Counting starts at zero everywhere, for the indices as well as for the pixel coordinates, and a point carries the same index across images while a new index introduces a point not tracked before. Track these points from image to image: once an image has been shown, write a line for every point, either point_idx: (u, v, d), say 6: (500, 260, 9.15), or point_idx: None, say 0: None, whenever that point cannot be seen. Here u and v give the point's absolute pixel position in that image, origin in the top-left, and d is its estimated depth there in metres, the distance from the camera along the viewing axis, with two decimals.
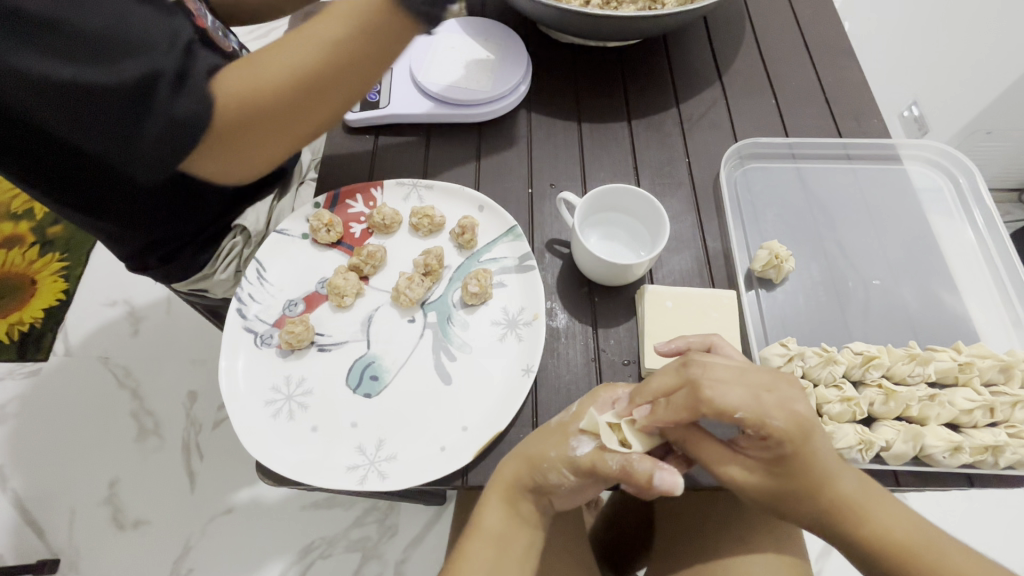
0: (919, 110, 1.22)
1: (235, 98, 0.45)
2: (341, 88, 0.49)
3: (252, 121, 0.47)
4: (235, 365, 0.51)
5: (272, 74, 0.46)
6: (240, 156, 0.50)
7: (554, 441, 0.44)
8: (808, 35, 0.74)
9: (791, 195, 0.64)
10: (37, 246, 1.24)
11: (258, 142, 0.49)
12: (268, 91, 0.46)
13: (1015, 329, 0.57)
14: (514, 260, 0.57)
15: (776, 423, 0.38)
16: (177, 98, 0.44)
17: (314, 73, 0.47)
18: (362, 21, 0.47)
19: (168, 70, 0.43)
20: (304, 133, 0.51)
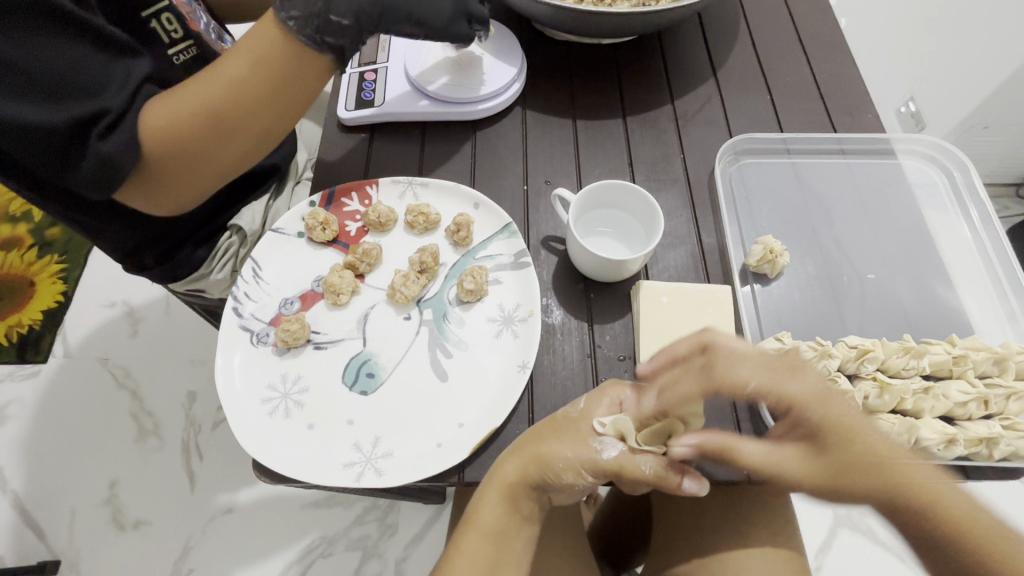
0: (916, 106, 1.20)
1: (156, 137, 0.48)
2: (253, 122, 0.50)
3: (168, 159, 0.49)
4: (231, 363, 0.51)
5: (181, 114, 0.48)
6: (165, 190, 0.52)
7: (568, 442, 0.44)
8: (802, 30, 0.74)
9: (786, 190, 0.64)
10: (35, 249, 1.24)
11: (178, 176, 0.51)
12: (178, 131, 0.48)
13: (1010, 323, 0.57)
14: (509, 257, 0.57)
15: (794, 388, 0.40)
16: (114, 134, 0.46)
17: (222, 111, 0.48)
18: (267, 57, 0.48)
19: (111, 110, 0.46)
20: (228, 164, 0.53)
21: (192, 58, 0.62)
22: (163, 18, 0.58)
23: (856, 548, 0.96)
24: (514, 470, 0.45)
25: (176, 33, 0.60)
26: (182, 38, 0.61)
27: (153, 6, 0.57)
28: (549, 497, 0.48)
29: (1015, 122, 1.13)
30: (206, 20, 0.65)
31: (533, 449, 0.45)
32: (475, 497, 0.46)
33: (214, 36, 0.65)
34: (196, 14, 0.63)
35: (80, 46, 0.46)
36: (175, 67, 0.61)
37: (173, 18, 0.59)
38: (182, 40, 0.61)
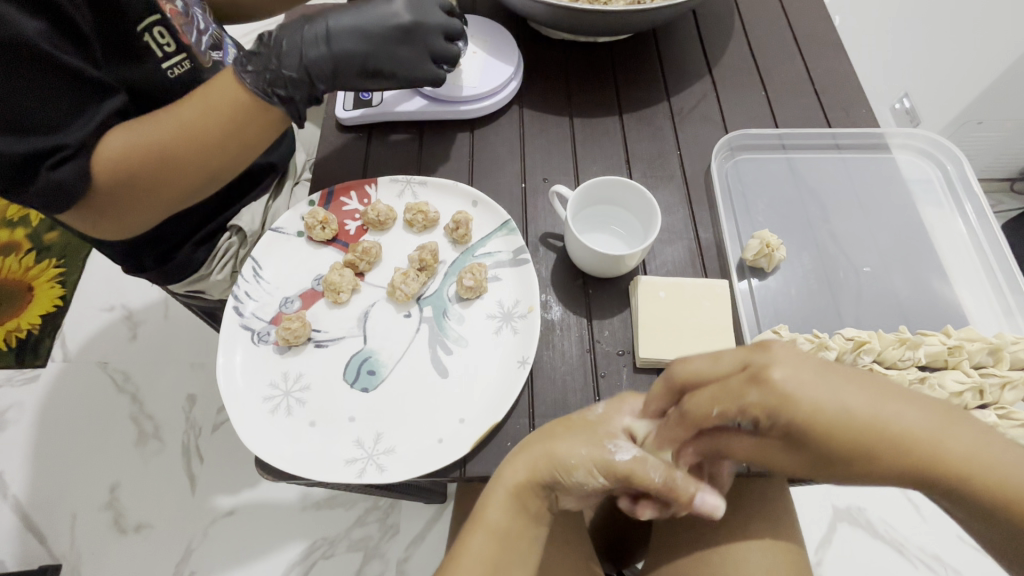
0: (910, 103, 1.23)
1: (106, 163, 0.49)
2: (204, 163, 0.53)
3: (116, 190, 0.50)
4: (232, 361, 0.51)
5: (136, 149, 0.50)
6: (110, 218, 0.53)
7: (587, 440, 0.43)
8: (796, 27, 0.74)
9: (782, 186, 0.65)
10: (33, 253, 1.24)
11: (124, 207, 0.52)
12: (130, 164, 0.50)
13: (1005, 316, 0.58)
14: (508, 254, 0.57)
15: (751, 399, 0.36)
16: (66, 167, 0.47)
17: (175, 151, 0.51)
18: (225, 106, 0.52)
19: (69, 146, 0.47)
20: (175, 200, 0.55)
21: (186, 72, 0.62)
22: (156, 31, 0.58)
23: (856, 543, 0.96)
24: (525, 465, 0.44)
25: (169, 46, 0.60)
26: (176, 52, 0.61)
27: (145, 19, 0.57)
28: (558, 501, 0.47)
29: (1011, 118, 1.12)
30: (204, 26, 0.64)
31: (547, 445, 0.44)
32: (483, 495, 0.46)
33: (207, 46, 0.64)
34: (193, 22, 0.62)
35: (47, 81, 0.48)
36: (171, 80, 0.61)
37: (165, 31, 0.59)
38: (176, 53, 0.61)
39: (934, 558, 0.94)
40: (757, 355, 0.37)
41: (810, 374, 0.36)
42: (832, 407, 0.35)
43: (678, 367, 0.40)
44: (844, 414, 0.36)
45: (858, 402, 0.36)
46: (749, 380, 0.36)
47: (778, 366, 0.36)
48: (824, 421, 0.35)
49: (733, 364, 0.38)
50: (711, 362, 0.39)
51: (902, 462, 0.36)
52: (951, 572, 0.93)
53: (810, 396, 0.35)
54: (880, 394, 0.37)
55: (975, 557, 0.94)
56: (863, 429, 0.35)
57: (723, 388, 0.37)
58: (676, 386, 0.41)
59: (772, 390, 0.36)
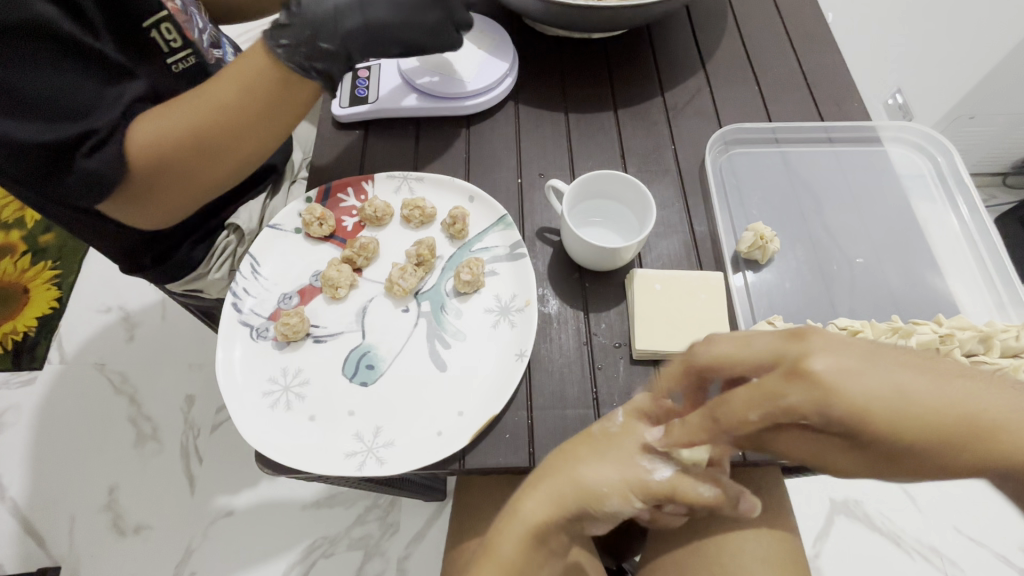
0: (903, 98, 1.21)
1: (142, 152, 0.49)
2: (241, 141, 0.54)
3: (154, 174, 0.51)
4: (232, 356, 0.52)
5: (173, 132, 0.50)
6: (152, 204, 0.54)
7: (617, 463, 0.41)
8: (788, 22, 0.75)
9: (776, 179, 0.66)
10: (29, 255, 1.23)
11: (166, 192, 0.54)
12: (168, 148, 0.50)
13: (997, 308, 0.58)
14: (505, 249, 0.57)
15: (793, 399, 0.30)
16: (95, 153, 0.48)
17: (213, 132, 0.51)
18: (254, 82, 0.51)
19: (99, 129, 0.48)
20: (213, 181, 0.56)
21: (192, 67, 0.63)
22: (163, 27, 0.58)
23: (853, 535, 0.97)
24: (550, 498, 0.42)
25: (175, 42, 0.60)
26: (181, 47, 0.61)
27: (154, 16, 0.57)
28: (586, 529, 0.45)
29: (1001, 112, 1.15)
30: (203, 24, 0.66)
31: (570, 473, 0.42)
32: (498, 526, 0.44)
33: (208, 43, 0.66)
34: (192, 20, 0.63)
35: (72, 68, 0.48)
36: (176, 76, 0.61)
37: (172, 28, 0.59)
38: (181, 49, 0.61)
39: (929, 548, 0.95)
40: (793, 345, 0.32)
41: (854, 360, 0.31)
42: (883, 392, 0.30)
43: (701, 352, 0.37)
44: (898, 397, 0.30)
45: (912, 384, 0.31)
46: (787, 376, 0.31)
47: (818, 356, 0.30)
48: (877, 415, 0.30)
49: (764, 356, 0.33)
50: (739, 349, 0.35)
51: (953, 442, 0.31)
52: (947, 563, 0.94)
53: (867, 384, 0.30)
54: (926, 372, 0.32)
55: (970, 546, 0.95)
56: (914, 416, 0.30)
57: (756, 387, 0.31)
58: (698, 372, 0.37)
59: (816, 385, 0.30)
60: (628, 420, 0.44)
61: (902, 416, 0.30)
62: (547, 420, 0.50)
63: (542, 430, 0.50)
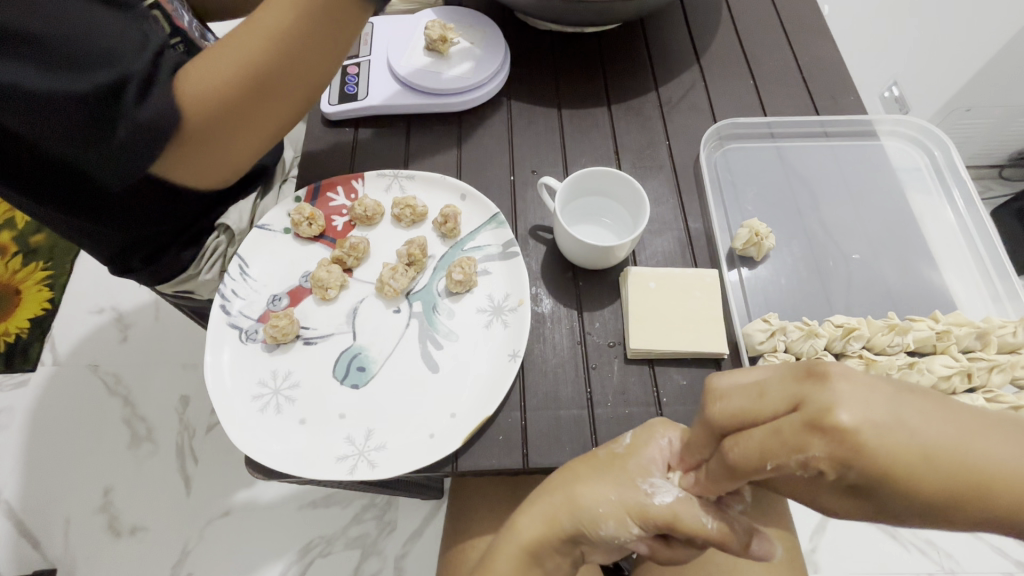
0: (899, 91, 1.22)
1: (203, 97, 0.49)
2: (299, 68, 0.52)
3: (220, 118, 0.51)
4: (221, 359, 0.51)
5: (235, 66, 0.49)
6: (214, 155, 0.54)
7: (612, 483, 0.40)
8: (783, 15, 0.74)
9: (771, 173, 0.65)
10: (19, 256, 1.22)
11: (225, 143, 0.53)
12: (228, 85, 0.49)
13: (993, 302, 0.58)
14: (497, 247, 0.57)
15: (818, 452, 0.25)
16: (143, 101, 0.47)
17: (273, 59, 0.50)
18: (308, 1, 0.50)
19: (139, 74, 0.47)
20: (275, 123, 0.55)
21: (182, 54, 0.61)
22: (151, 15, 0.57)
23: (851, 529, 0.97)
24: (543, 514, 0.42)
25: None
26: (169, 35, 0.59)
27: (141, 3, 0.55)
28: (584, 556, 0.44)
29: (1000, 104, 1.14)
30: (190, 17, 0.64)
31: (565, 492, 0.41)
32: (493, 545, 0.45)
33: (198, 34, 0.64)
34: (180, 10, 0.62)
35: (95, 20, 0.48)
36: None
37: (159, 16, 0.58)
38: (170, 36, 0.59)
39: (927, 541, 0.96)
40: (811, 389, 0.25)
41: (886, 411, 0.24)
42: (911, 451, 0.24)
43: (715, 409, 0.30)
44: (926, 460, 0.24)
45: (942, 438, 0.25)
46: (808, 427, 0.25)
47: (846, 406, 0.24)
48: (905, 475, 0.24)
49: (779, 404, 0.26)
50: (754, 400, 0.28)
51: (973, 508, 0.25)
52: (944, 555, 0.95)
53: (890, 445, 0.24)
54: (962, 423, 0.25)
55: (966, 539, 0.96)
56: (940, 478, 0.24)
57: (775, 434, 0.26)
58: (714, 432, 0.30)
59: (842, 441, 0.24)
60: (637, 444, 0.42)
61: (934, 475, 0.24)
62: (541, 421, 0.49)
63: (535, 431, 0.49)
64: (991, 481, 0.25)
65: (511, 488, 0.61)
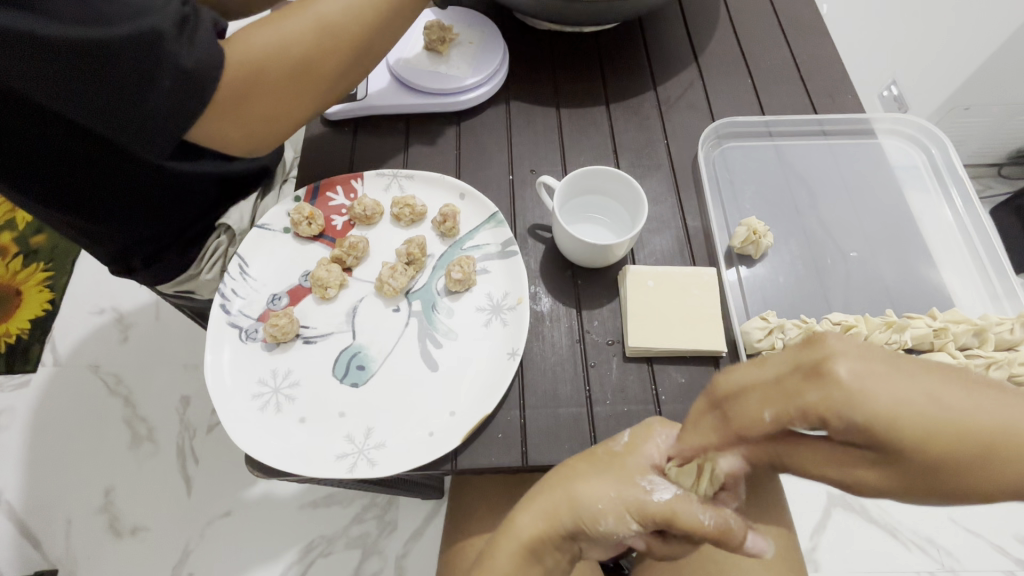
0: (897, 90, 1.21)
1: (264, 43, 0.49)
2: (364, 34, 0.54)
3: (277, 66, 0.50)
4: (220, 358, 0.51)
5: (307, 27, 0.51)
6: (269, 115, 0.52)
7: (612, 479, 0.40)
8: (781, 14, 0.74)
9: (770, 172, 0.65)
10: (20, 257, 1.22)
11: (280, 102, 0.52)
12: (298, 41, 0.50)
13: (991, 300, 0.58)
14: (496, 246, 0.57)
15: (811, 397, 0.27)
16: (181, 48, 0.45)
17: (343, 24, 0.52)
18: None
19: (167, 21, 0.44)
20: (330, 87, 0.55)
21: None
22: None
23: (851, 527, 0.97)
24: (544, 512, 0.41)
25: None
26: None
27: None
28: (581, 552, 0.44)
29: (998, 102, 1.14)
30: None
31: (567, 490, 0.41)
32: (493, 542, 0.43)
33: None
34: None
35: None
36: None
37: None
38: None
39: (927, 539, 0.96)
40: (810, 352, 0.28)
41: (884, 368, 0.27)
42: (897, 407, 0.26)
43: (722, 377, 0.33)
44: (922, 416, 0.26)
45: (936, 400, 0.26)
46: (805, 376, 0.28)
47: (841, 360, 0.27)
48: (900, 426, 0.26)
49: (781, 368, 0.29)
50: (758, 367, 0.31)
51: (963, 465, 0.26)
52: (944, 553, 0.95)
53: (886, 401, 0.26)
54: (958, 390, 0.27)
55: (965, 536, 0.96)
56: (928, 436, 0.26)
57: (774, 385, 0.29)
58: (719, 401, 0.33)
59: (835, 389, 0.26)
60: (634, 443, 0.43)
61: (921, 431, 0.26)
62: (539, 420, 0.50)
63: (533, 430, 0.49)
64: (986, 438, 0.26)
65: (511, 487, 0.61)
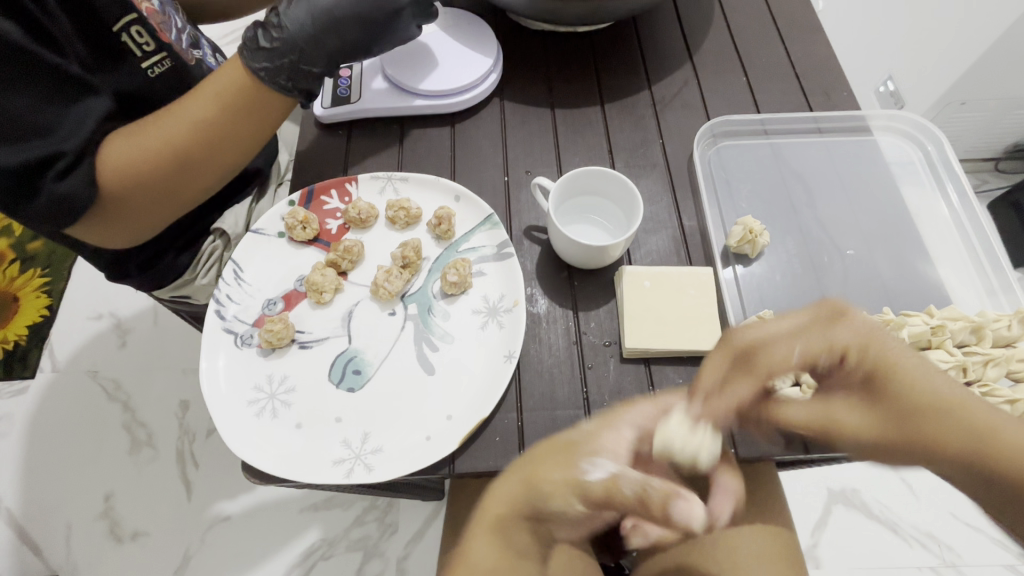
0: (894, 85, 1.22)
1: (117, 166, 0.48)
2: (223, 155, 0.53)
3: (133, 190, 0.50)
4: (215, 365, 0.51)
5: (151, 154, 0.49)
6: (127, 227, 0.53)
7: (559, 462, 0.39)
8: (776, 12, 0.74)
9: (766, 169, 0.65)
10: (17, 263, 1.22)
11: (139, 211, 0.52)
12: (144, 165, 0.49)
13: (988, 295, 0.58)
14: (492, 248, 0.57)
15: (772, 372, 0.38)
16: (62, 180, 0.46)
17: (196, 146, 0.51)
18: (228, 93, 0.51)
19: (66, 154, 0.46)
20: (192, 197, 0.55)
21: (167, 72, 0.60)
22: (133, 30, 0.55)
23: (853, 523, 0.97)
24: (502, 496, 0.40)
25: (148, 46, 0.57)
26: (155, 50, 0.58)
27: (121, 19, 0.54)
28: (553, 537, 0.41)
29: (994, 97, 1.14)
30: (180, 24, 0.62)
31: (516, 468, 0.40)
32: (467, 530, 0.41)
33: (186, 43, 0.62)
34: (170, 21, 0.60)
35: (28, 92, 0.45)
36: (152, 80, 0.58)
37: (144, 30, 0.56)
38: (155, 51, 0.58)
39: (928, 534, 0.96)
40: (733, 341, 0.39)
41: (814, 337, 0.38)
42: (883, 364, 0.36)
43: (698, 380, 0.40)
44: (914, 381, 0.35)
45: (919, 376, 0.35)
46: (744, 359, 0.38)
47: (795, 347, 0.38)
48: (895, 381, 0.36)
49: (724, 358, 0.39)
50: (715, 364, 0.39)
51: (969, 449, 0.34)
52: (946, 549, 0.95)
53: (893, 361, 0.36)
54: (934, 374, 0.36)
55: (966, 532, 0.96)
56: (943, 409, 0.34)
57: (749, 373, 0.38)
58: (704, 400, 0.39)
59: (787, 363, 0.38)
60: (612, 423, 0.42)
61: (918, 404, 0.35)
62: (537, 422, 0.49)
63: (531, 432, 0.49)
64: (991, 434, 0.34)
65: None
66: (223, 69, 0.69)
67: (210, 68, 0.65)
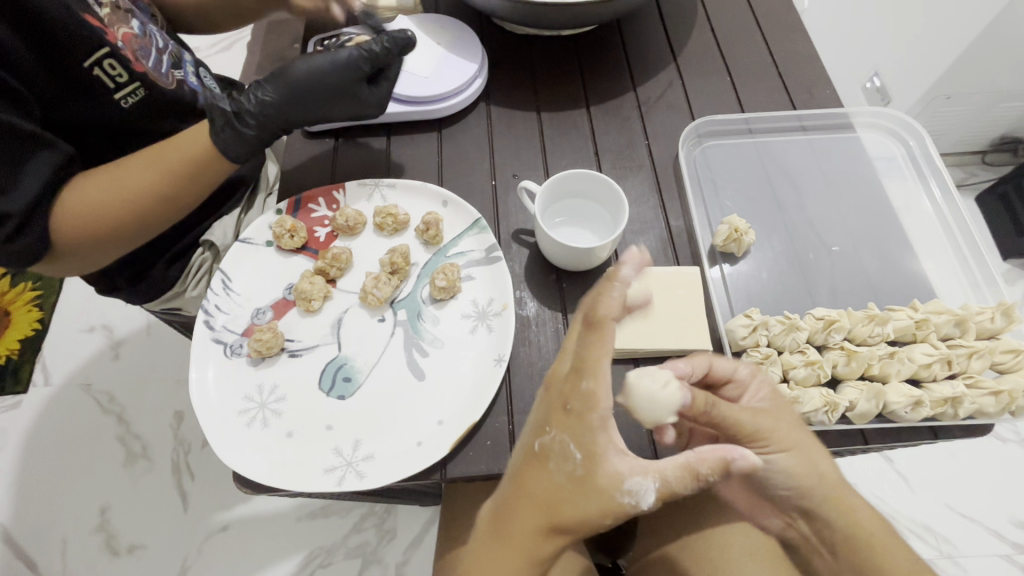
0: (880, 81, 1.23)
1: (73, 213, 0.49)
2: (174, 207, 0.54)
3: (84, 234, 0.50)
4: (205, 376, 0.51)
5: (95, 210, 0.50)
6: (73, 265, 0.53)
7: (595, 498, 0.38)
8: (758, 11, 0.75)
9: (751, 168, 0.65)
10: (7, 277, 1.21)
11: (88, 254, 0.52)
12: (99, 213, 0.50)
13: (971, 289, 0.59)
14: (480, 253, 0.57)
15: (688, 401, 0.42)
16: (9, 240, 0.45)
17: (143, 208, 0.52)
18: (180, 166, 0.52)
19: (13, 214, 0.44)
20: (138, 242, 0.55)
21: (142, 101, 0.59)
22: (106, 64, 0.55)
23: None
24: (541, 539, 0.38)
25: (121, 77, 0.57)
26: (129, 81, 0.57)
27: (93, 53, 0.54)
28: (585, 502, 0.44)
29: (978, 92, 1.15)
30: (162, 45, 0.62)
31: (546, 517, 0.38)
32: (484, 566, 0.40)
33: (166, 66, 0.62)
34: (147, 46, 0.59)
35: None
36: (126, 112, 0.58)
37: (116, 63, 0.56)
38: (128, 83, 0.57)
39: (924, 526, 0.96)
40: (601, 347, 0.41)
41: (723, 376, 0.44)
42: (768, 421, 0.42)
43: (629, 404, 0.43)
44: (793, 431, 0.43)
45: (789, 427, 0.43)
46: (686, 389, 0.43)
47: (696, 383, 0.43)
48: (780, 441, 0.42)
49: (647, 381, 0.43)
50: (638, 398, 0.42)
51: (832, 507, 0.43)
52: (942, 540, 0.95)
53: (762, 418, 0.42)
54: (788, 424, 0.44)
55: (962, 523, 0.96)
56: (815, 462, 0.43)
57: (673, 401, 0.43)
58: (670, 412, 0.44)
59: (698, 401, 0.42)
60: (580, 411, 0.39)
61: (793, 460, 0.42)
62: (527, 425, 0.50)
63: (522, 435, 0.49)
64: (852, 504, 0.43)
65: None
66: (206, 83, 0.68)
67: (191, 90, 0.64)
